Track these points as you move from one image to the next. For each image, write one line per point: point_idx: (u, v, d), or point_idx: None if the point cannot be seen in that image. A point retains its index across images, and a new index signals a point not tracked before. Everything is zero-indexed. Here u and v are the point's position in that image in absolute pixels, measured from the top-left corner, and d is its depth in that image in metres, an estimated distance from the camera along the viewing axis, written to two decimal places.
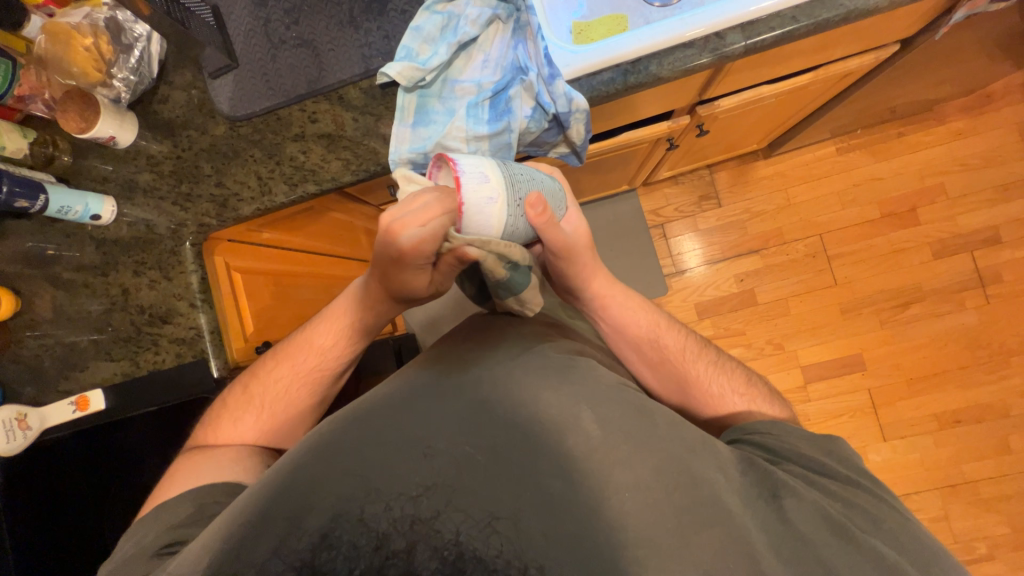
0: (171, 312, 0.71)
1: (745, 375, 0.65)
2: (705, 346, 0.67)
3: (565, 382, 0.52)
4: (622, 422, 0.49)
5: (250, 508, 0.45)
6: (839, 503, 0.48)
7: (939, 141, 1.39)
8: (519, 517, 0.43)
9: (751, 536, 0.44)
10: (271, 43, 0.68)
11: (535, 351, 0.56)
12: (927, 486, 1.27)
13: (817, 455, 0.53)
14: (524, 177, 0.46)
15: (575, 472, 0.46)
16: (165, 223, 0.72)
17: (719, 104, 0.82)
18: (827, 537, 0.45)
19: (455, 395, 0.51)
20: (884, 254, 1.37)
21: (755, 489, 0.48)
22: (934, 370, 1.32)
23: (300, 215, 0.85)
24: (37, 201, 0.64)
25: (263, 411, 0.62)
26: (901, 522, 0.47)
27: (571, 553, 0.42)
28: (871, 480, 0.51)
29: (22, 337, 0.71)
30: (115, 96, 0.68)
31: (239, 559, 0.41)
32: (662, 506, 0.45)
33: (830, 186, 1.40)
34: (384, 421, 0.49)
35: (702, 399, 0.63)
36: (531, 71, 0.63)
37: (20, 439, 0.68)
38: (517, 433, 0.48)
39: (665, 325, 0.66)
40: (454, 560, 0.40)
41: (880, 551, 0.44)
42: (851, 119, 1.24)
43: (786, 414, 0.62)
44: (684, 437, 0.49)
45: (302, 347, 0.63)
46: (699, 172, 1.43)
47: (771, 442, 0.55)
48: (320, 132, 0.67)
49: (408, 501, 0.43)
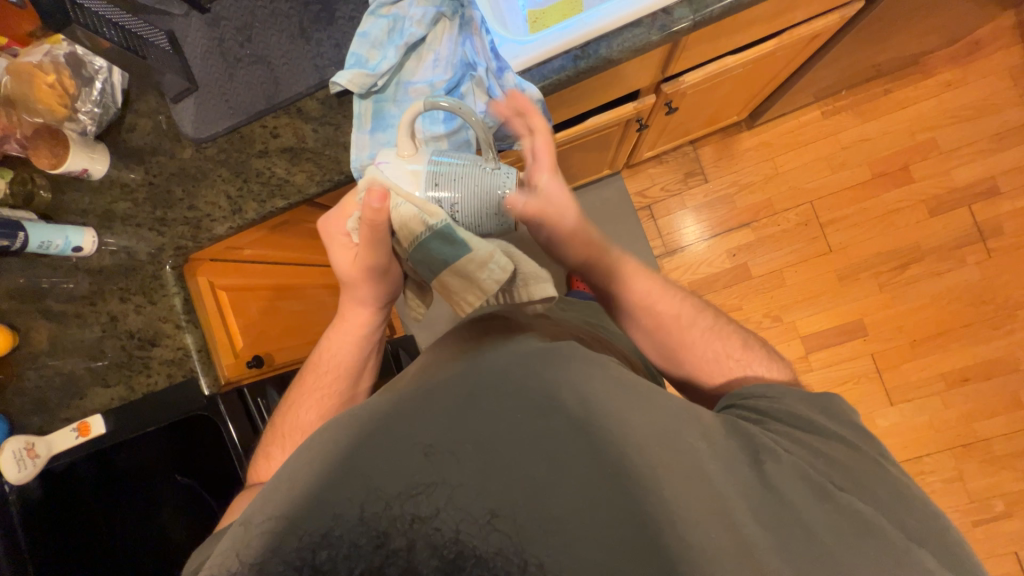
0: (158, 335, 0.74)
1: (742, 337, 0.62)
2: (702, 312, 0.63)
3: (552, 368, 0.49)
4: (604, 398, 0.46)
5: (254, 511, 0.42)
6: (824, 465, 0.46)
7: (928, 94, 1.35)
8: (520, 511, 0.39)
9: (733, 504, 0.42)
10: (226, 62, 0.69)
11: (516, 341, 0.55)
12: (939, 447, 1.25)
13: (805, 410, 0.51)
14: (450, 179, 0.55)
15: (563, 458, 0.42)
16: (144, 249, 0.73)
17: (684, 80, 0.81)
18: (808, 500, 0.43)
19: (441, 389, 0.48)
20: (878, 216, 1.34)
21: (739, 455, 0.46)
22: (938, 330, 1.30)
23: (277, 231, 0.88)
24: (17, 239, 0.65)
25: (284, 443, 0.62)
26: (884, 475, 0.46)
27: (567, 544, 0.38)
28: (859, 433, 0.49)
29: (24, 370, 0.73)
30: (82, 129, 0.70)
31: (239, 559, 0.38)
32: (656, 487, 0.41)
33: (818, 151, 1.38)
34: (380, 418, 0.46)
35: (698, 362, 0.61)
36: (479, 66, 0.64)
37: (30, 467, 0.68)
38: (502, 421, 0.44)
39: (648, 299, 0.61)
40: (454, 559, 0.35)
41: (858, 509, 0.42)
42: (833, 80, 1.21)
43: (787, 374, 0.58)
44: (669, 407, 0.47)
45: (308, 371, 0.67)
46: (683, 149, 1.41)
47: (763, 406, 0.52)
48: (283, 147, 0.68)
49: (408, 500, 0.38)
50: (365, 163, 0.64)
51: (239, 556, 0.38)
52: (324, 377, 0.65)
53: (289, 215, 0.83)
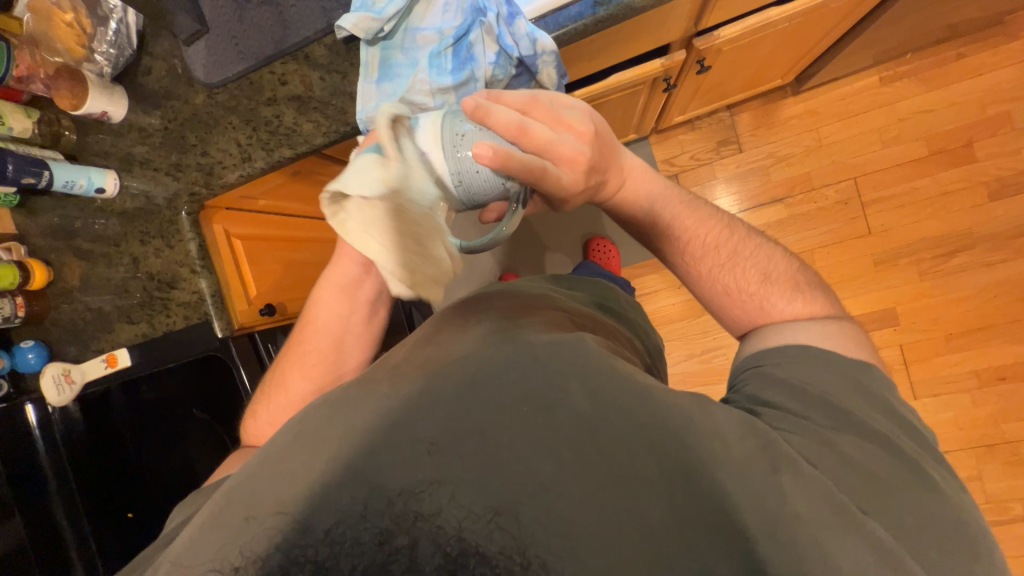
0: (176, 278, 0.77)
1: (768, 262, 0.57)
2: (726, 238, 0.59)
3: (558, 360, 0.44)
4: (615, 396, 0.42)
5: (249, 499, 0.39)
6: (852, 476, 0.39)
7: (1005, 61, 1.21)
8: (522, 510, 0.36)
9: (738, 515, 0.36)
10: (235, 3, 0.67)
11: (515, 334, 0.49)
12: (961, 446, 1.20)
13: (849, 401, 0.45)
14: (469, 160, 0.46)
15: (569, 457, 0.38)
16: (161, 193, 0.76)
17: (718, 34, 0.75)
18: (828, 518, 0.36)
19: (435, 373, 0.44)
20: (929, 198, 1.23)
21: (755, 459, 0.39)
22: (978, 325, 1.21)
23: (291, 182, 0.90)
24: (42, 177, 0.69)
25: (271, 405, 0.64)
26: (916, 493, 0.39)
27: (563, 540, 0.35)
28: (890, 427, 0.44)
29: (60, 304, 0.78)
30: (99, 71, 0.70)
31: (240, 553, 0.35)
32: (666, 492, 0.38)
33: (870, 122, 1.26)
34: (384, 410, 0.42)
35: (712, 295, 0.59)
36: (489, 11, 0.58)
37: (68, 392, 0.73)
38: (499, 410, 0.40)
39: (672, 228, 0.59)
40: (456, 556, 0.33)
41: (880, 535, 0.36)
42: (900, 40, 1.08)
43: (815, 311, 0.54)
44: (677, 405, 0.42)
45: (301, 331, 0.67)
46: (719, 115, 1.31)
47: (790, 380, 0.47)
48: (290, 95, 0.68)
49: (410, 498, 0.35)
50: (370, 115, 0.62)
51: (241, 550, 0.35)
52: (313, 340, 0.65)
53: (299, 166, 0.84)
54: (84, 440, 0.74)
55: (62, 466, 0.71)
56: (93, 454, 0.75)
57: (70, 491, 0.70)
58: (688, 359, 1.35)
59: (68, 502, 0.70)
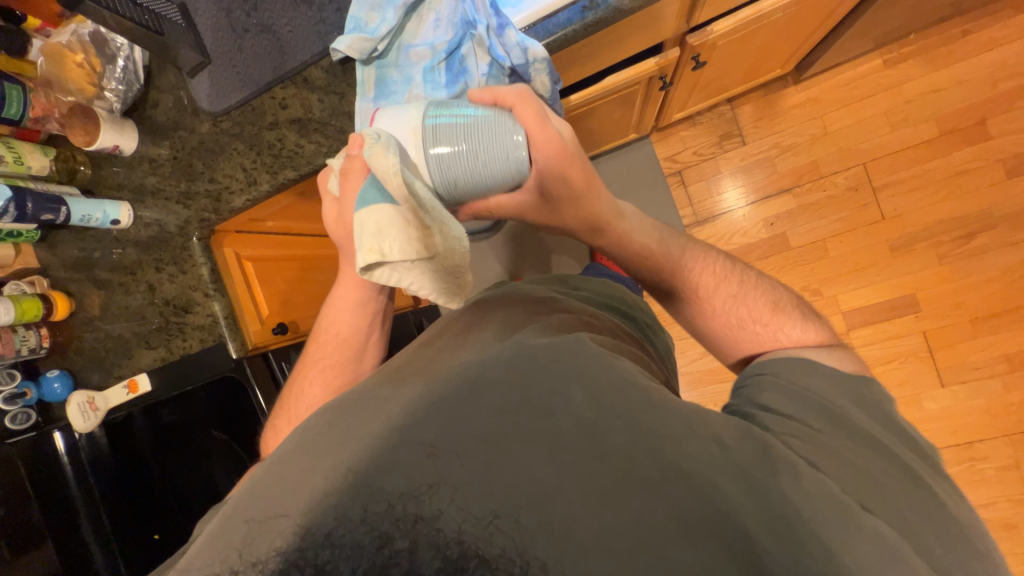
0: (190, 302, 0.79)
1: (775, 296, 0.57)
2: (731, 272, 0.59)
3: (557, 364, 0.44)
4: (616, 399, 0.41)
5: (254, 505, 0.39)
6: (850, 474, 0.39)
7: (1013, 35, 1.18)
8: (523, 513, 0.35)
9: (742, 514, 0.36)
10: (235, 33, 0.69)
11: (509, 338, 0.50)
12: (994, 434, 1.15)
13: (841, 400, 0.45)
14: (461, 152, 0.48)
15: (567, 457, 0.38)
16: (173, 221, 0.78)
17: (711, 30, 0.75)
18: (829, 515, 0.36)
19: (432, 384, 0.45)
20: (943, 179, 1.20)
21: (756, 461, 0.39)
22: (1004, 307, 1.17)
23: (296, 203, 0.92)
24: (60, 213, 0.71)
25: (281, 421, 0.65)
26: (914, 495, 0.39)
27: (561, 543, 0.34)
28: (885, 432, 0.44)
29: (83, 332, 0.80)
30: (110, 107, 0.73)
31: (240, 556, 0.35)
32: (667, 492, 0.37)
33: (876, 106, 1.23)
34: (389, 420, 0.42)
35: (721, 329, 0.57)
36: (479, 23, 0.59)
37: (93, 418, 0.75)
38: (498, 417, 0.40)
39: (679, 262, 0.59)
40: (456, 560, 0.32)
41: (881, 531, 0.36)
42: (902, 20, 1.06)
43: (822, 338, 0.53)
44: (677, 408, 0.41)
45: (314, 345, 0.68)
46: (720, 109, 1.30)
47: (781, 382, 0.47)
48: (291, 118, 0.70)
49: (410, 501, 0.36)
50: None
51: (241, 553, 0.35)
52: (326, 350, 0.67)
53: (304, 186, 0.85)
54: (111, 464, 0.76)
55: (90, 491, 0.73)
56: (120, 476, 0.77)
57: (99, 513, 0.72)
58: (704, 356, 1.32)
59: (96, 524, 0.72)
